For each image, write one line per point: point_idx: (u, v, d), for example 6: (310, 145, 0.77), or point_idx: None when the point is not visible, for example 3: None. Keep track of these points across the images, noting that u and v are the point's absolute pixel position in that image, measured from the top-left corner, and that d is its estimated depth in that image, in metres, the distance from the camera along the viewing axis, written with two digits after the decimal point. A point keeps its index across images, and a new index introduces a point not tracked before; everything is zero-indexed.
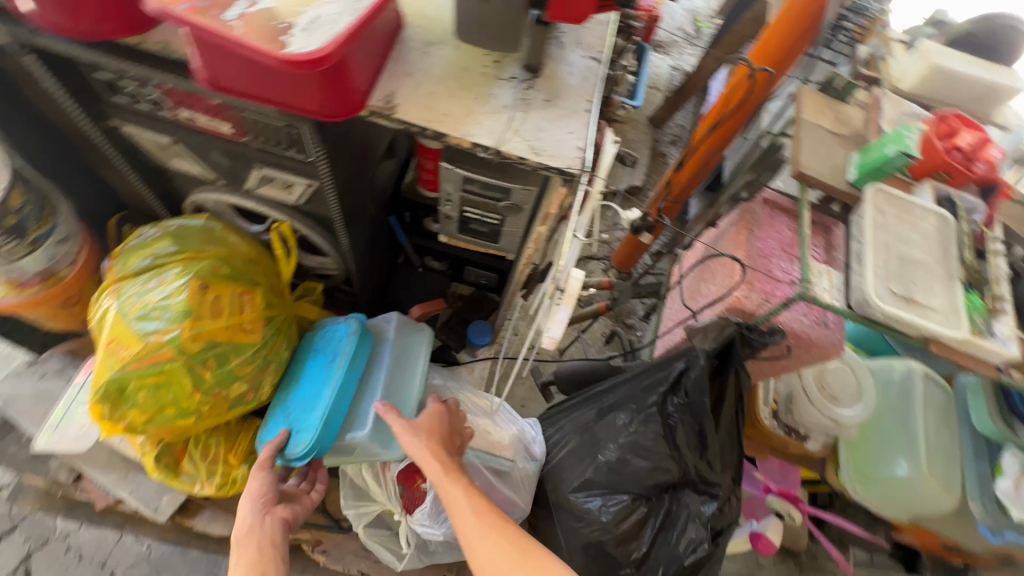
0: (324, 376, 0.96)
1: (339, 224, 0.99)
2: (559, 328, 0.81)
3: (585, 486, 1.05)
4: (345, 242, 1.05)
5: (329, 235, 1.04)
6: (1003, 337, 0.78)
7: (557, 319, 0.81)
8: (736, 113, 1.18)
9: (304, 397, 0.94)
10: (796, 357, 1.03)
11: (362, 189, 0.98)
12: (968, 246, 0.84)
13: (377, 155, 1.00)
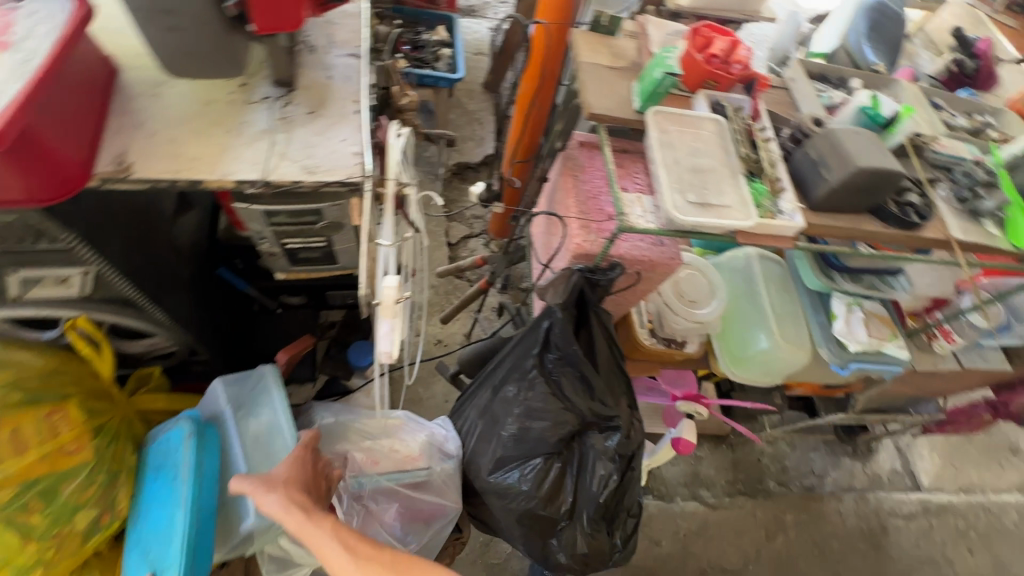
0: (170, 497, 0.87)
1: (144, 300, 0.89)
2: (388, 342, 0.75)
3: (502, 463, 1.07)
4: (164, 315, 0.96)
5: (141, 314, 0.93)
6: (790, 212, 0.89)
7: (382, 334, 0.75)
8: (547, 62, 1.30)
9: (160, 529, 0.86)
10: (645, 281, 1.11)
11: (156, 254, 0.92)
12: (742, 142, 0.93)
13: (161, 216, 0.93)
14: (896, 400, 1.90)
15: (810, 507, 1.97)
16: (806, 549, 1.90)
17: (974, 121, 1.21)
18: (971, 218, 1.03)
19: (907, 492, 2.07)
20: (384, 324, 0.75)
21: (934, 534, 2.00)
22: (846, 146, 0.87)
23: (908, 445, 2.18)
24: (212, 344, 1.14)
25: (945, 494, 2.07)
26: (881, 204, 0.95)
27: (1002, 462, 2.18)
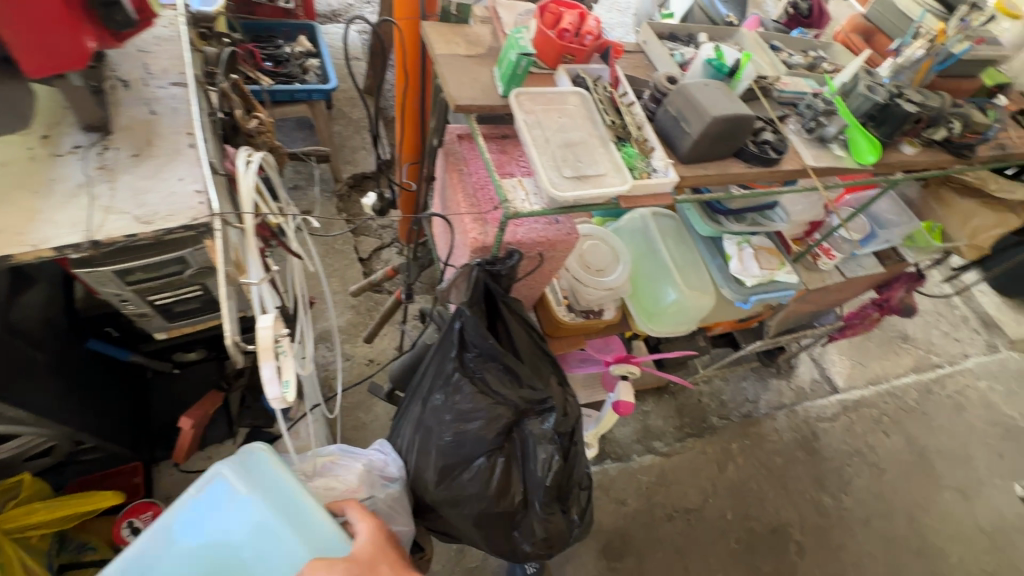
0: None
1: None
2: (277, 386, 0.71)
3: (447, 472, 1.05)
4: (30, 413, 0.85)
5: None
6: (663, 169, 0.92)
7: (268, 379, 0.71)
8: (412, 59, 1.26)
9: None
10: (550, 261, 1.12)
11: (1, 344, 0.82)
12: (607, 109, 0.95)
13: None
14: (802, 318, 2.08)
15: (750, 432, 2.13)
16: (754, 471, 2.05)
17: (809, 56, 1.33)
18: (819, 145, 1.13)
19: (827, 396, 2.28)
20: (268, 367, 0.72)
21: (856, 428, 2.22)
22: (699, 97, 0.91)
23: (821, 355, 2.39)
24: (99, 429, 1.03)
25: (858, 390, 2.31)
26: (742, 146, 1.01)
27: (897, 351, 2.46)
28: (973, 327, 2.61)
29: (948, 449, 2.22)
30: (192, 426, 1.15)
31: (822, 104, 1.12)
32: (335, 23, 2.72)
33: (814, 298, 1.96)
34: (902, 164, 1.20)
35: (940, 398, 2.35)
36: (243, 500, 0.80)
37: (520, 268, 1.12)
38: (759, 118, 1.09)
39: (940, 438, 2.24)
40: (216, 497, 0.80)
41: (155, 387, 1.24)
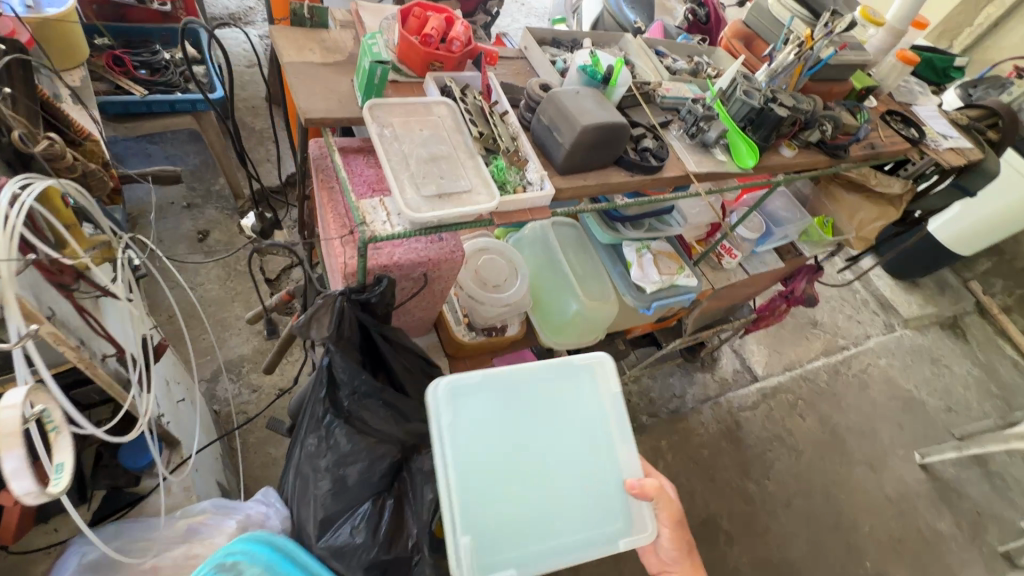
0: None
1: None
2: (24, 479, 0.59)
3: (327, 524, 0.95)
4: None
5: None
6: (538, 182, 0.87)
7: (13, 470, 0.59)
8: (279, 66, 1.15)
9: None
10: (436, 281, 1.05)
11: None
12: (476, 118, 0.88)
13: None
14: (718, 313, 2.14)
15: (677, 427, 2.16)
16: (683, 466, 2.07)
17: (693, 61, 1.34)
18: (702, 150, 1.13)
19: (747, 385, 2.36)
20: (13, 457, 0.59)
21: (774, 414, 2.31)
22: (570, 107, 0.87)
23: (740, 346, 2.48)
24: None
25: (774, 377, 2.41)
26: (621, 154, 0.98)
27: (808, 337, 2.59)
28: (873, 309, 2.80)
29: (856, 425, 2.36)
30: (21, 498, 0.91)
31: (702, 109, 1.12)
32: (231, 27, 2.54)
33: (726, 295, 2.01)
34: (782, 166, 1.22)
35: (847, 378, 2.49)
36: (593, 401, 0.95)
37: (404, 290, 1.03)
38: (640, 124, 1.07)
39: (849, 415, 2.38)
40: (582, 383, 0.95)
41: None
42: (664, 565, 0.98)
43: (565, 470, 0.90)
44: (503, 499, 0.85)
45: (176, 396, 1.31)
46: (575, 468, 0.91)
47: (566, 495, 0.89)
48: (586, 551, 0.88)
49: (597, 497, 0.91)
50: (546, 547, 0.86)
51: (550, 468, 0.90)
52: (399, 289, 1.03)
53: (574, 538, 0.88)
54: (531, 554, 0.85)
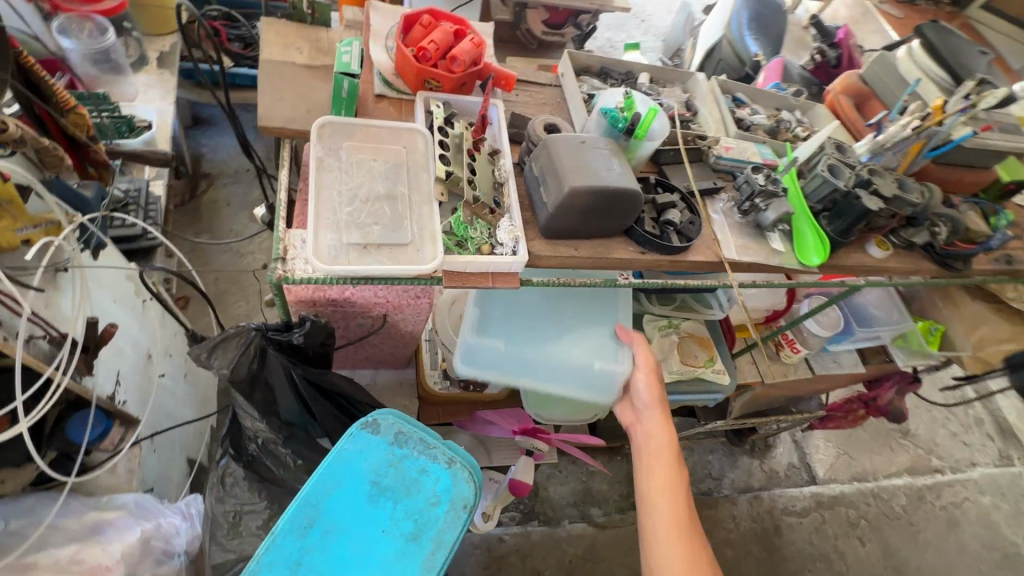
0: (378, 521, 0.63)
1: None
2: None
3: (220, 571, 0.84)
4: None
5: None
6: (510, 244, 0.71)
7: None
8: None
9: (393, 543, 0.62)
10: (399, 322, 0.93)
11: None
12: (451, 154, 0.73)
13: None
14: (775, 400, 1.65)
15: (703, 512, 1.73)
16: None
17: (777, 117, 1.09)
18: (753, 232, 0.89)
19: (802, 489, 1.86)
20: None
21: (826, 529, 1.81)
22: (565, 160, 0.70)
23: (803, 438, 1.98)
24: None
25: (838, 485, 1.89)
26: (633, 224, 0.78)
27: (896, 447, 2.02)
28: (987, 432, 2.16)
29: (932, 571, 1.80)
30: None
31: (761, 182, 0.87)
32: None
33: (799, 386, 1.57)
34: (865, 268, 0.95)
35: (932, 510, 1.91)
36: None
37: (359, 328, 0.92)
38: (674, 188, 0.85)
39: (924, 555, 1.82)
40: None
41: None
42: (636, 416, 0.90)
43: (570, 305, 1.03)
44: (513, 295, 1.03)
45: (158, 370, 1.23)
46: (587, 307, 1.03)
47: (565, 319, 1.02)
48: (565, 367, 0.97)
49: (591, 340, 0.99)
50: (537, 339, 0.99)
51: (562, 297, 1.04)
52: (356, 326, 0.91)
53: (560, 353, 0.98)
54: (520, 344, 0.98)
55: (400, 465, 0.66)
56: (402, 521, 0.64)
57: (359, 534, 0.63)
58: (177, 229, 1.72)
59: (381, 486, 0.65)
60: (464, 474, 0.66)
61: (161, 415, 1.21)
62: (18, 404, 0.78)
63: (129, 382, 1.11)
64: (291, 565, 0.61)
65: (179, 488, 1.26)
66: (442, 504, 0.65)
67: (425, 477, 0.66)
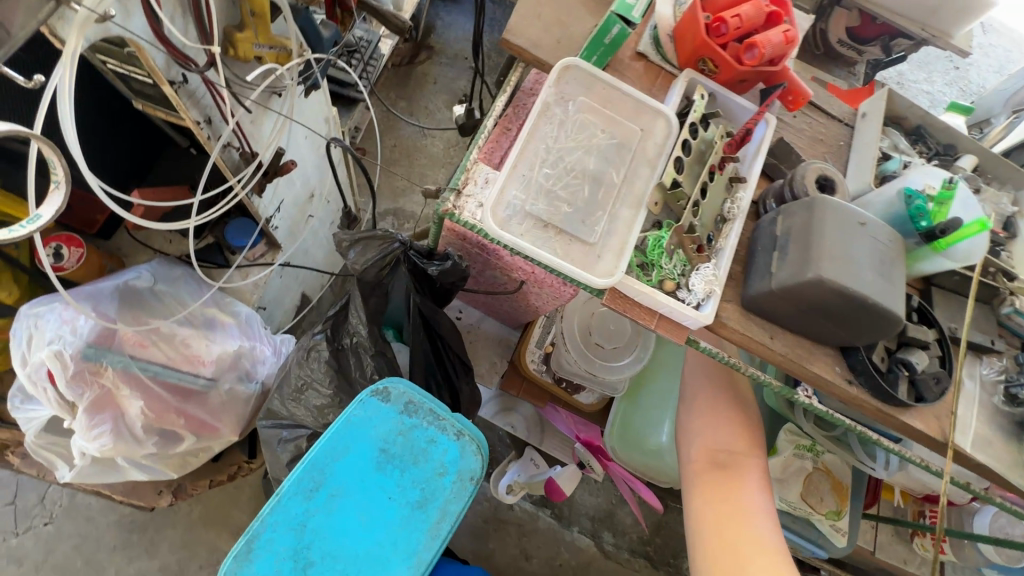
0: (382, 487, 0.62)
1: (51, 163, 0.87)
2: (51, 211, 0.53)
3: (276, 423, 0.85)
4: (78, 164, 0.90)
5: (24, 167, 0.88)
6: (699, 296, 0.57)
7: (51, 201, 0.53)
8: None
9: (396, 510, 0.62)
10: (531, 294, 0.86)
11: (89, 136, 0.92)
12: (689, 161, 0.58)
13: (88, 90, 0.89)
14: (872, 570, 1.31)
15: None
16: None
17: None
18: (1008, 428, 0.65)
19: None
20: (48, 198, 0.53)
21: None
22: (824, 232, 0.52)
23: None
24: (69, 155, 0.90)
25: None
26: (856, 347, 0.60)
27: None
28: None
29: None
30: (145, 206, 0.97)
31: None
32: None
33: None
34: None
35: None
36: None
37: (494, 281, 0.86)
38: (934, 324, 0.64)
39: None
40: None
41: (166, 153, 1.08)
42: None
43: None
44: None
45: (312, 212, 1.30)
46: None
47: None
48: None
49: None
50: None
51: None
52: (491, 278, 0.85)
53: None
54: None
55: (409, 435, 0.63)
56: (408, 489, 0.62)
57: (364, 500, 0.62)
58: (383, 88, 1.76)
59: (389, 454, 0.62)
60: (472, 447, 0.63)
61: (297, 251, 1.29)
62: (198, 198, 0.84)
63: (287, 211, 1.17)
64: (297, 526, 0.61)
65: (284, 316, 1.37)
66: (448, 474, 0.63)
67: (433, 448, 0.63)
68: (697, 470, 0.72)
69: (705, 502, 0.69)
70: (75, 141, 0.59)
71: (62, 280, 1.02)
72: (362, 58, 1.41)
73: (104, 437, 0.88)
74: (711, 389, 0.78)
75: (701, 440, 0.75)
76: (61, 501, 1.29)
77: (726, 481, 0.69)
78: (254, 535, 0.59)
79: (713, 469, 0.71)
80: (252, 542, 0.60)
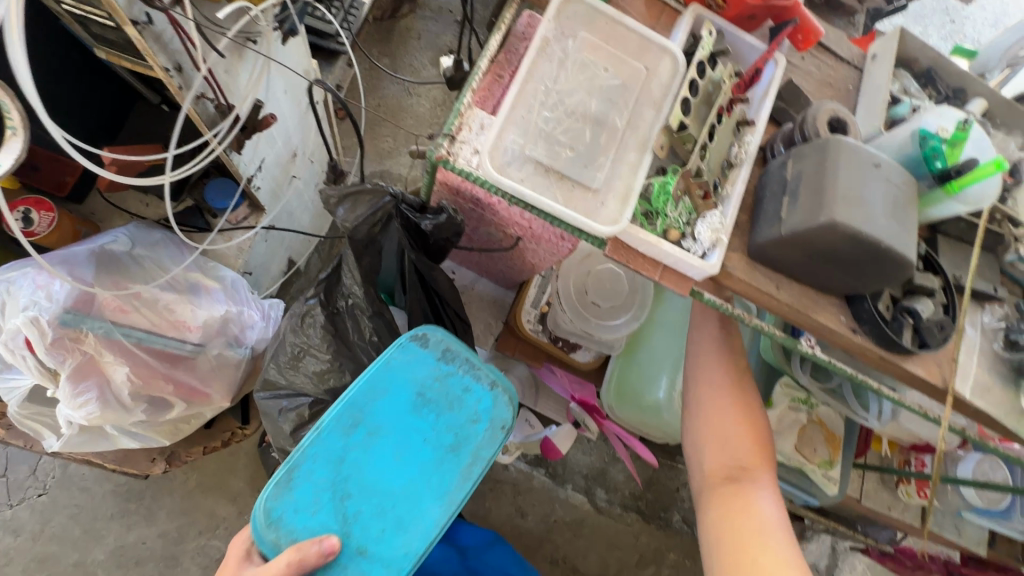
0: (416, 429, 0.65)
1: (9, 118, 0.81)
2: None
3: (270, 390, 0.83)
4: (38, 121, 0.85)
5: None
6: (705, 245, 0.55)
7: None
8: None
9: (430, 452, 0.65)
10: (527, 251, 0.83)
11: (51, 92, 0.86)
12: (697, 102, 0.55)
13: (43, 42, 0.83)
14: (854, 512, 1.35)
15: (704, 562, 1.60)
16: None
17: None
18: (1006, 374, 0.65)
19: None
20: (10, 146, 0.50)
21: None
22: (845, 177, 0.50)
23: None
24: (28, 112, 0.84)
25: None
26: (865, 296, 0.58)
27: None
28: None
29: None
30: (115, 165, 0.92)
31: None
32: None
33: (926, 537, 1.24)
34: None
35: None
36: None
37: (488, 238, 0.83)
38: (940, 273, 0.63)
39: None
40: None
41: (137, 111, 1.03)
42: None
43: None
44: None
45: (295, 171, 1.24)
46: None
47: None
48: None
49: None
50: None
51: None
52: (485, 235, 0.83)
53: None
54: None
55: (445, 381, 0.67)
56: (442, 433, 0.66)
57: (401, 440, 0.65)
58: (365, 43, 1.67)
59: (425, 398, 0.66)
60: (505, 397, 0.68)
61: (282, 214, 1.24)
62: (172, 154, 0.79)
63: (269, 171, 1.12)
64: (335, 459, 0.63)
65: (270, 282, 1.33)
66: (481, 422, 0.67)
67: (467, 396, 0.67)
68: (710, 487, 0.72)
69: (719, 516, 0.69)
70: (30, 85, 0.54)
71: (34, 245, 0.97)
72: (341, 6, 1.32)
73: (91, 405, 0.85)
74: (719, 399, 0.77)
75: (712, 455, 0.74)
76: (54, 472, 1.28)
77: (738, 496, 0.69)
78: (293, 466, 0.61)
79: (727, 484, 0.71)
80: (293, 472, 0.62)
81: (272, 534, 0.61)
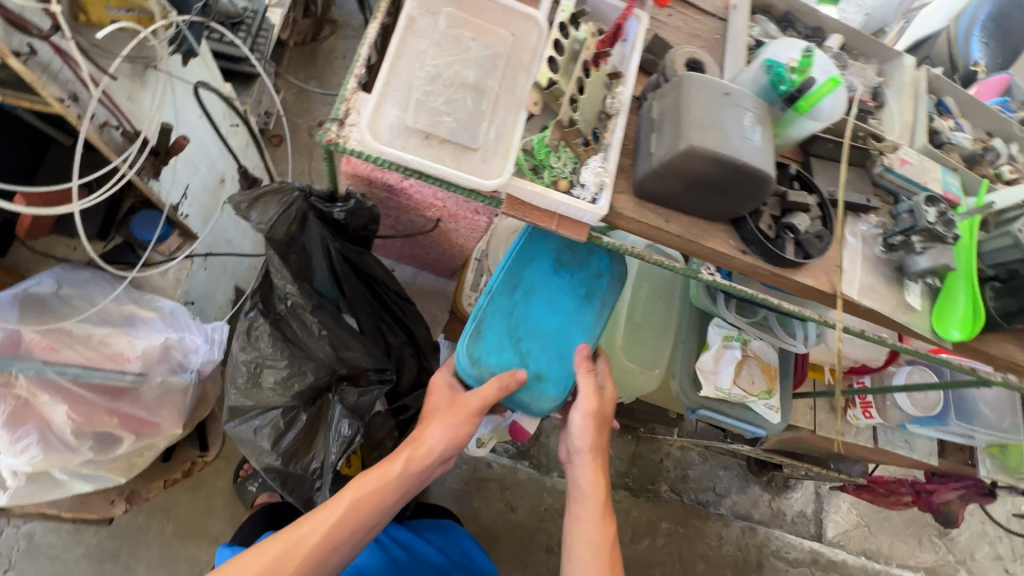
0: (561, 285, 0.78)
1: None
2: None
3: (239, 411, 0.86)
4: None
5: None
6: (592, 190, 0.59)
7: None
8: None
9: (574, 300, 0.78)
10: (450, 231, 0.88)
11: None
12: (565, 59, 0.59)
13: None
14: (820, 449, 1.41)
15: (695, 524, 1.63)
16: (668, 561, 1.60)
17: (985, 143, 0.85)
18: (890, 274, 0.71)
19: (804, 542, 1.69)
20: None
21: None
22: (697, 108, 0.55)
23: (828, 492, 1.77)
24: None
25: (844, 553, 1.71)
26: (746, 216, 0.63)
27: (926, 543, 1.77)
28: None
29: None
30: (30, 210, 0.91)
31: (931, 218, 0.68)
32: None
33: (883, 456, 1.31)
34: (1009, 365, 0.75)
35: None
36: None
37: (411, 224, 0.87)
38: (814, 189, 0.68)
39: None
40: None
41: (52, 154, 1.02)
42: None
43: None
44: None
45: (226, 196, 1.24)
46: None
47: None
48: None
49: None
50: None
51: None
52: (407, 221, 0.86)
53: None
54: None
55: (572, 249, 0.79)
56: (578, 286, 0.78)
57: (549, 294, 0.77)
58: (289, 67, 1.68)
59: (561, 262, 0.78)
60: (619, 255, 0.81)
61: (220, 240, 1.24)
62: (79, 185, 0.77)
63: (196, 197, 1.12)
64: (509, 311, 0.76)
65: (219, 311, 1.31)
66: (603, 277, 0.79)
67: (590, 258, 0.80)
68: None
69: None
70: None
71: None
72: (249, 30, 1.33)
73: (33, 448, 0.85)
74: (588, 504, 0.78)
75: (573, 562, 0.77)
76: (18, 545, 1.22)
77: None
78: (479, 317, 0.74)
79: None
80: (479, 325, 0.75)
81: (478, 369, 0.74)
